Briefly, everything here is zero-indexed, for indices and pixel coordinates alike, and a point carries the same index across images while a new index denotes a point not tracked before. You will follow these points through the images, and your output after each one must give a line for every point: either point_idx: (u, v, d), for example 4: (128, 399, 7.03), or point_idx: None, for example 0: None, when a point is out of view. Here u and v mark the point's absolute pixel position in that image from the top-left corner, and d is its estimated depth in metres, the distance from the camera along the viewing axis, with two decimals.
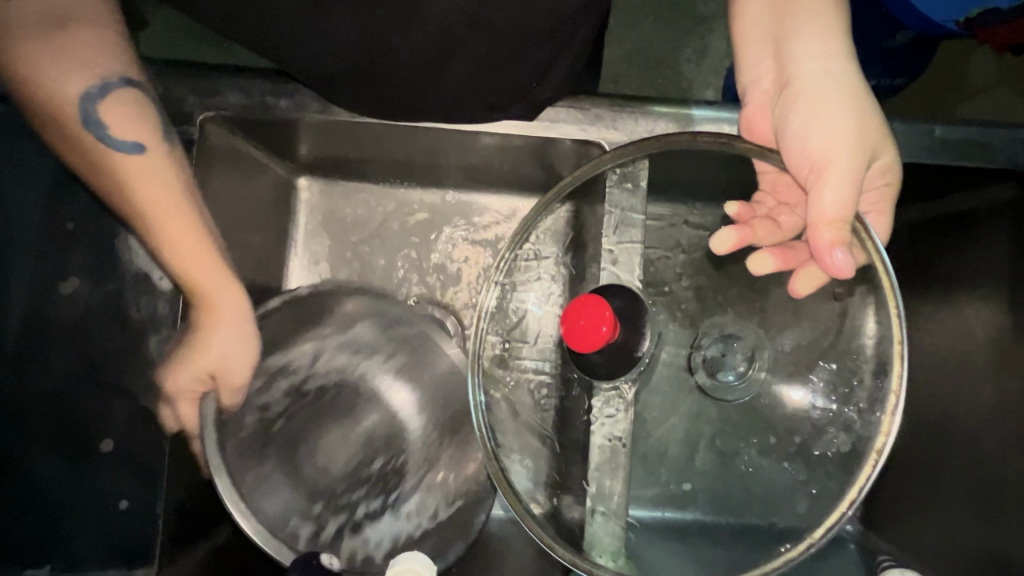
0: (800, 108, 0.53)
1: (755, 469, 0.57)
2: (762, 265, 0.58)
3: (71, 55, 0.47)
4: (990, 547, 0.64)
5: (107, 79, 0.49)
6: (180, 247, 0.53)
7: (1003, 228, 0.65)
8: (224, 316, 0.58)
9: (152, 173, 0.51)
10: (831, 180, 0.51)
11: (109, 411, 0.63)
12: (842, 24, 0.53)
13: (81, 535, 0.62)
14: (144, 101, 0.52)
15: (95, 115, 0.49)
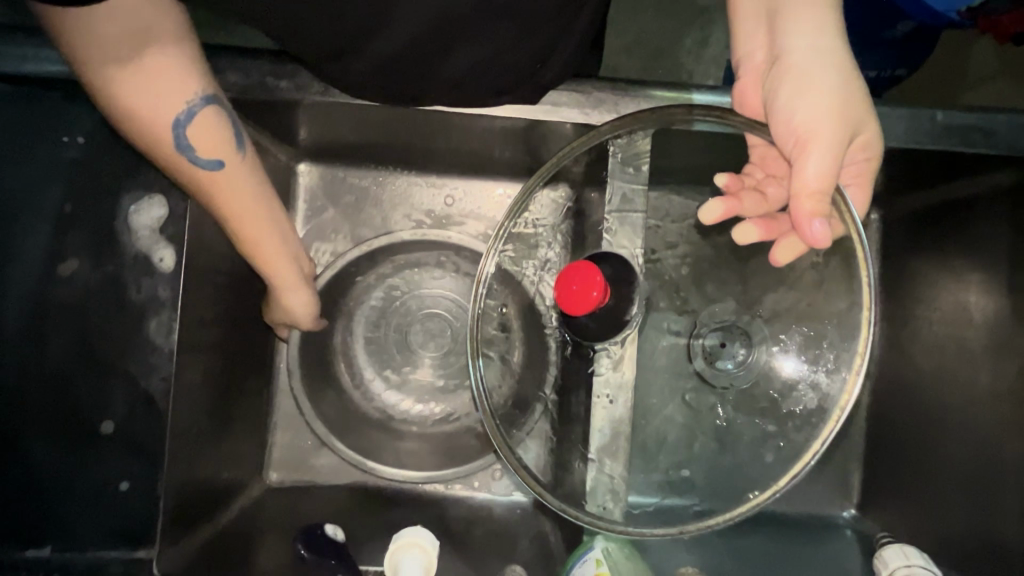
0: (787, 80, 0.53)
1: (729, 423, 0.63)
2: (749, 234, 0.56)
3: (155, 77, 0.44)
4: (985, 529, 0.65)
5: (191, 102, 0.47)
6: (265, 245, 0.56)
7: (1001, 215, 0.66)
8: (293, 288, 0.62)
9: (239, 189, 0.51)
10: (815, 151, 0.50)
11: (107, 393, 0.60)
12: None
13: (80, 516, 0.60)
14: (223, 114, 0.49)
15: (184, 138, 0.47)
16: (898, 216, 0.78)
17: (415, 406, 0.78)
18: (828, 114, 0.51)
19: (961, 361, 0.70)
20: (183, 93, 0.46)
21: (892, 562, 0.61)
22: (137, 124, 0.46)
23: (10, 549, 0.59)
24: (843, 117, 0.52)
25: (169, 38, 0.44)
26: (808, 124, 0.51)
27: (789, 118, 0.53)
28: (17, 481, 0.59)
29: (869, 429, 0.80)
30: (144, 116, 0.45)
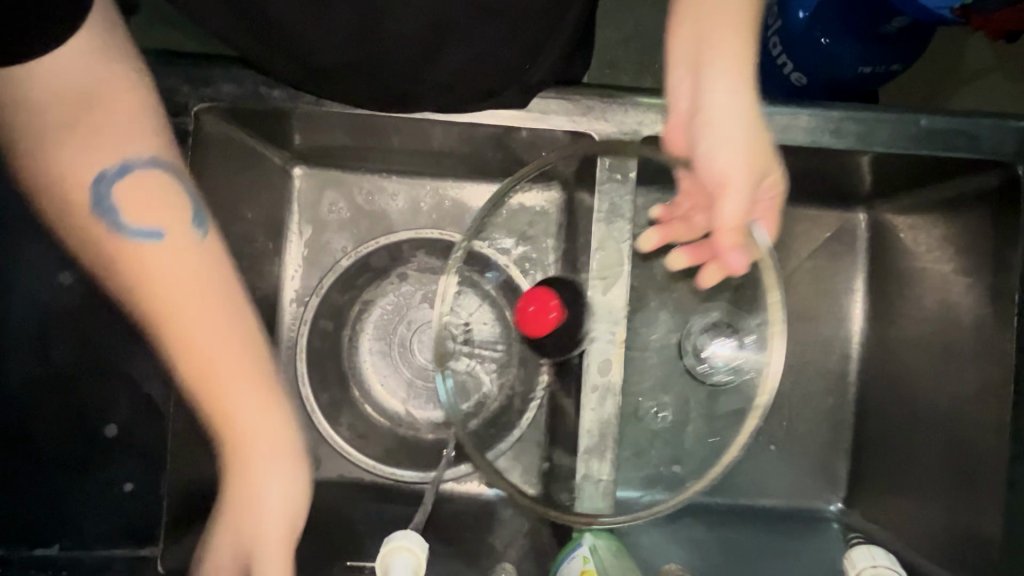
0: (711, 131, 0.50)
1: (702, 411, 0.73)
2: (681, 260, 0.65)
3: (96, 136, 0.47)
4: (968, 522, 0.67)
5: (130, 157, 0.48)
6: (228, 380, 0.48)
7: (987, 216, 0.67)
8: (250, 470, 0.49)
9: (180, 266, 0.48)
10: (731, 197, 0.51)
11: (110, 395, 0.59)
12: (751, 53, 0.49)
13: (85, 517, 0.58)
14: (172, 180, 0.50)
15: (110, 198, 0.47)
16: (886, 217, 0.79)
17: (408, 411, 0.77)
18: (745, 167, 0.51)
19: (949, 358, 0.71)
20: (122, 146, 0.48)
21: (860, 563, 0.60)
22: (64, 188, 0.47)
23: (14, 548, 0.57)
24: (756, 167, 0.52)
25: (118, 98, 0.48)
26: (726, 177, 0.51)
27: (712, 168, 0.51)
28: (25, 482, 0.58)
29: (859, 425, 0.81)
30: (70, 182, 0.47)
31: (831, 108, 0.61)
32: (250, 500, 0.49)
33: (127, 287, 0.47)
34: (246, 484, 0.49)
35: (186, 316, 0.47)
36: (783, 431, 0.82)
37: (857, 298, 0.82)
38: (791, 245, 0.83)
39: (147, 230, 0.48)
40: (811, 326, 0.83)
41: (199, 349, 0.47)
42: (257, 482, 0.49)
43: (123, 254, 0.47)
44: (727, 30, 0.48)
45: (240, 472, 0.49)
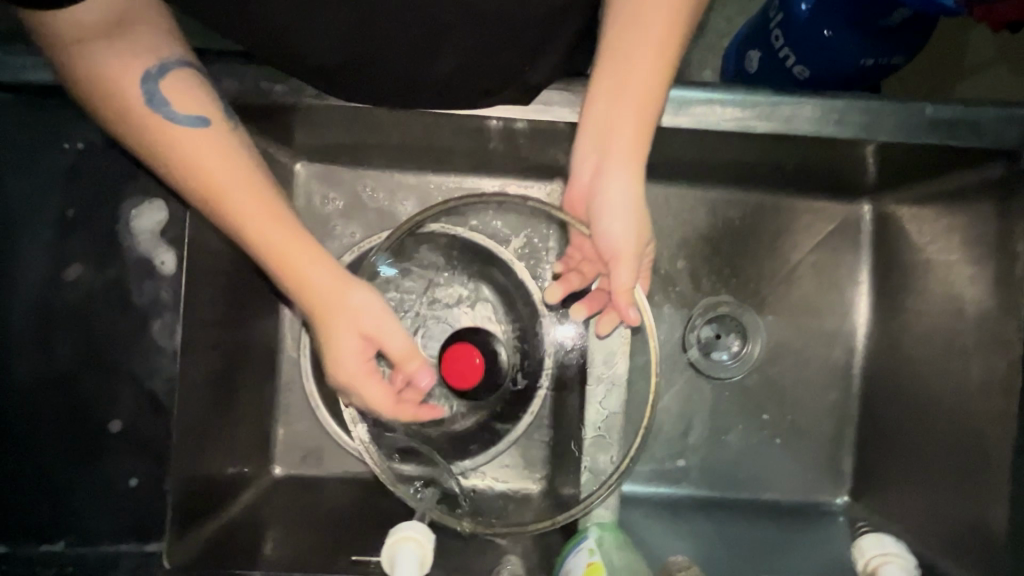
0: (605, 209, 0.54)
1: (702, 403, 0.83)
2: (578, 313, 0.65)
3: (130, 46, 0.45)
4: (969, 517, 0.66)
5: (163, 59, 0.47)
6: (287, 243, 0.48)
7: (992, 207, 0.65)
8: (337, 302, 0.50)
9: (225, 146, 0.46)
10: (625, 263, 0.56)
11: (114, 391, 0.58)
12: (644, 142, 0.54)
13: (91, 514, 0.58)
14: (198, 78, 0.49)
15: (159, 93, 0.46)
16: (890, 208, 0.80)
17: None
18: (634, 242, 0.55)
19: (952, 350, 0.70)
20: (152, 50, 0.46)
21: (868, 551, 0.59)
22: (109, 95, 0.44)
23: (23, 543, 0.58)
24: (643, 239, 0.56)
25: (140, 19, 0.46)
26: (619, 250, 0.55)
27: (609, 240, 0.55)
28: (30, 480, 0.58)
29: (865, 418, 0.81)
30: (116, 86, 0.44)
31: (834, 98, 0.60)
32: (350, 323, 0.51)
33: (190, 178, 0.46)
34: (342, 313, 0.50)
35: (240, 195, 0.46)
36: (787, 426, 0.83)
37: (862, 292, 0.84)
38: (795, 237, 0.84)
39: (191, 118, 0.46)
40: (815, 320, 0.84)
41: (256, 221, 0.47)
42: (350, 303, 0.51)
43: (173, 142, 0.45)
44: (623, 121, 0.53)
45: (329, 304, 0.50)
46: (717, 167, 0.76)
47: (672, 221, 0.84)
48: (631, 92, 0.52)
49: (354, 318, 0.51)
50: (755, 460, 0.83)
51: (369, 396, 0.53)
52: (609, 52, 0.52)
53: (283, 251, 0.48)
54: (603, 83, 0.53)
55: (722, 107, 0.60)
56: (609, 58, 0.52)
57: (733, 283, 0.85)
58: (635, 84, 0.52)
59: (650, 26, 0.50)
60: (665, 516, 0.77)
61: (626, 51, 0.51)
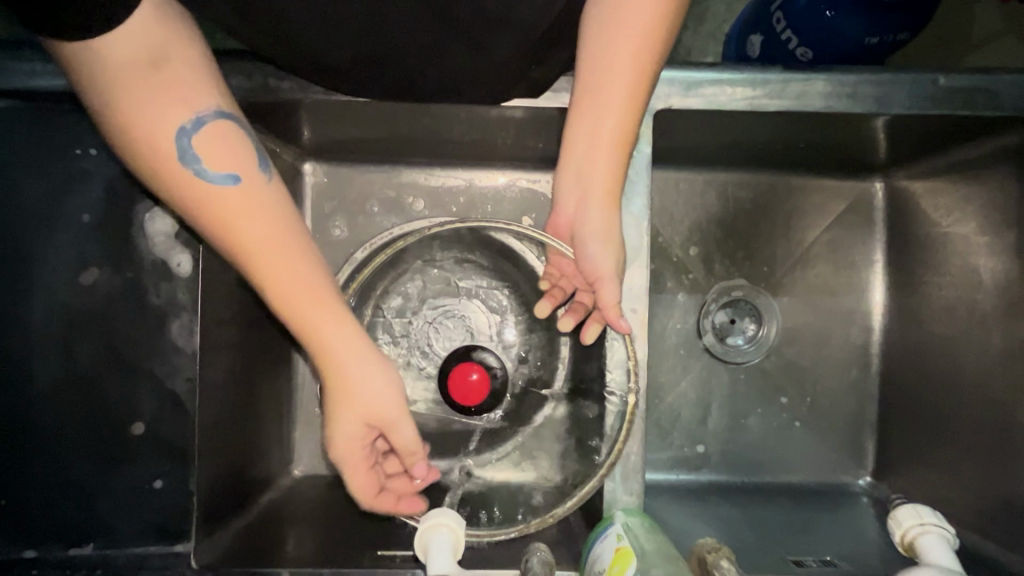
0: (590, 236, 0.58)
1: (718, 388, 0.83)
2: (565, 324, 0.66)
3: (170, 90, 0.43)
4: (998, 489, 0.65)
5: (200, 110, 0.45)
6: (313, 311, 0.48)
7: (1009, 173, 0.64)
8: (346, 384, 0.50)
9: (259, 212, 0.45)
10: (607, 283, 0.58)
11: (135, 395, 0.59)
12: (619, 172, 0.57)
13: (117, 516, 0.58)
14: (236, 129, 0.47)
15: (192, 150, 0.44)
16: (903, 184, 0.79)
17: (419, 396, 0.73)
18: (614, 261, 0.58)
19: (972, 324, 0.70)
20: (191, 102, 0.44)
21: (906, 521, 0.56)
22: (145, 142, 0.43)
23: (53, 547, 0.58)
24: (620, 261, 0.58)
25: (178, 56, 0.43)
26: (600, 269, 0.58)
27: (590, 262, 0.58)
28: (56, 485, 0.58)
29: (885, 396, 0.81)
30: (149, 134, 0.43)
31: (845, 70, 0.60)
32: (360, 407, 0.50)
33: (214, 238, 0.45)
34: (351, 390, 0.50)
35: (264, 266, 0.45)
36: (806, 408, 0.83)
37: (877, 270, 0.83)
38: (807, 218, 0.84)
39: (225, 177, 0.45)
40: (831, 301, 0.84)
41: (282, 295, 0.47)
42: (367, 375, 0.50)
43: (204, 203, 0.44)
44: (600, 152, 0.55)
45: (348, 376, 0.49)
46: (727, 149, 0.76)
47: (682, 207, 0.83)
48: (608, 126, 0.54)
49: (371, 391, 0.50)
50: (775, 443, 0.82)
51: (360, 479, 0.53)
52: (582, 90, 0.55)
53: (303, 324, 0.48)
54: (581, 120, 0.55)
55: (731, 86, 0.60)
56: (583, 97, 0.55)
57: (746, 267, 0.84)
58: (602, 121, 0.54)
59: (621, 69, 0.52)
60: (688, 502, 0.77)
61: (601, 91, 0.54)
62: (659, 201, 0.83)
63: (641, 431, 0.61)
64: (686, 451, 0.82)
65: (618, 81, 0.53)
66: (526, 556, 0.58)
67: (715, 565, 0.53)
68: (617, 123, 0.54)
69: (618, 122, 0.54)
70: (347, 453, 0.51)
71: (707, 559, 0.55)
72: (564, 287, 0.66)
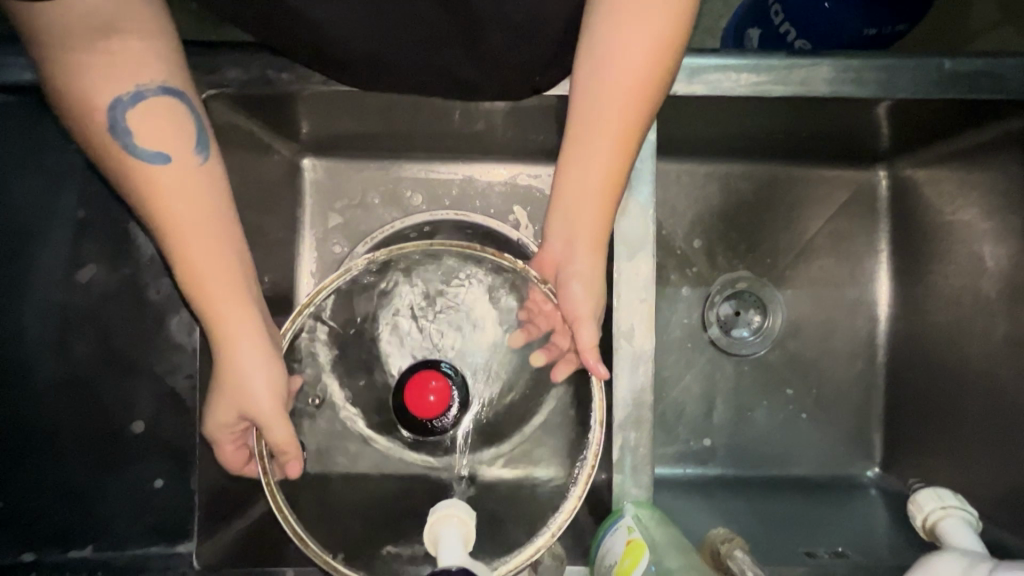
0: (578, 276, 0.55)
1: (723, 381, 0.82)
2: (538, 358, 0.64)
3: (118, 62, 0.44)
4: (1009, 478, 0.64)
5: (142, 86, 0.46)
6: (221, 297, 0.49)
7: (1014, 158, 0.64)
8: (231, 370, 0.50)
9: (188, 195, 0.47)
10: (585, 324, 0.55)
11: (133, 393, 0.58)
12: (605, 211, 0.54)
13: (117, 518, 0.57)
14: (181, 108, 0.48)
15: (126, 123, 0.45)
16: (906, 173, 0.79)
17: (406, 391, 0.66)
18: (593, 304, 0.55)
19: (978, 311, 0.69)
20: (133, 76, 0.45)
21: (928, 505, 0.54)
22: (80, 103, 0.45)
23: (51, 549, 0.57)
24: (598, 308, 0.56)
25: (133, 24, 0.44)
26: (578, 310, 0.55)
27: (571, 301, 0.56)
28: (53, 487, 0.57)
29: (892, 386, 0.80)
30: (88, 96, 0.44)
31: (848, 54, 0.59)
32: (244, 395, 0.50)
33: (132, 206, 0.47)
34: (235, 376, 0.50)
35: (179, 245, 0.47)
36: (812, 400, 0.82)
37: (882, 260, 0.83)
38: (811, 208, 0.83)
39: (153, 154, 0.46)
40: (836, 292, 0.83)
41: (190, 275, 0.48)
42: (258, 364, 0.50)
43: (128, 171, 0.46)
44: (588, 186, 0.54)
45: (240, 363, 0.50)
46: (729, 139, 0.75)
47: (684, 199, 0.83)
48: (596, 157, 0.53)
49: (255, 379, 0.50)
50: (781, 435, 0.81)
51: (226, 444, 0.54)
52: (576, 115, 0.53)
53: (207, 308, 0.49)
54: (574, 142, 0.54)
55: (736, 72, 0.59)
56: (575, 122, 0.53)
57: (749, 259, 0.83)
58: (591, 149, 0.53)
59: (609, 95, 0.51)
60: (695, 496, 0.76)
61: (587, 113, 0.52)
62: (661, 193, 0.82)
63: (649, 422, 0.59)
64: (692, 444, 0.81)
65: (602, 109, 0.51)
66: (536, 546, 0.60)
67: (729, 555, 0.53)
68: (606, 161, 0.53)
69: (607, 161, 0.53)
70: (218, 428, 0.52)
71: (720, 549, 0.54)
72: (542, 323, 0.63)
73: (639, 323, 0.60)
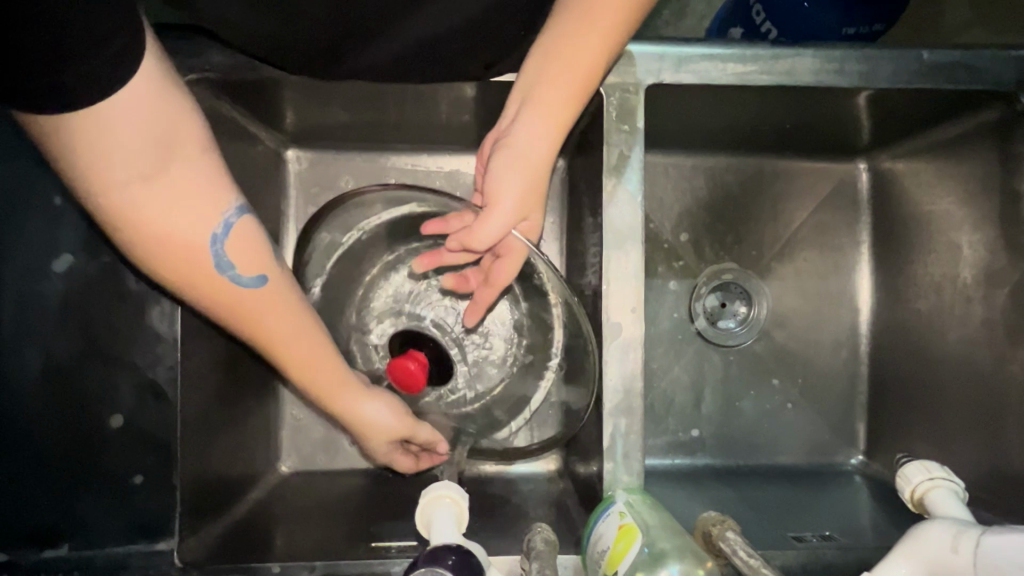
0: (506, 156, 0.53)
1: (711, 371, 0.83)
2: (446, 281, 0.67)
3: (200, 202, 0.44)
4: (989, 461, 0.66)
5: (226, 213, 0.45)
6: (335, 376, 0.54)
7: (992, 147, 0.65)
8: (365, 418, 0.57)
9: (284, 300, 0.49)
10: (494, 216, 0.54)
11: (112, 386, 0.56)
12: (569, 117, 0.53)
13: (95, 514, 0.55)
14: (252, 219, 0.48)
15: (223, 254, 0.45)
16: (888, 165, 0.80)
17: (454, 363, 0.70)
18: (518, 200, 0.54)
19: (956, 297, 0.71)
20: (217, 206, 0.45)
21: (915, 477, 0.55)
22: (172, 246, 0.43)
23: (26, 549, 0.55)
24: (528, 213, 0.55)
25: (195, 142, 0.43)
26: (499, 197, 0.53)
27: (496, 187, 0.53)
28: (29, 483, 0.55)
29: (874, 376, 0.81)
30: (180, 238, 0.43)
31: (833, 45, 0.60)
32: (393, 433, 0.59)
33: (236, 322, 0.48)
34: (371, 427, 0.58)
35: (279, 340, 0.50)
36: (798, 390, 0.83)
37: (863, 252, 0.84)
38: (793, 202, 0.84)
39: (250, 278, 0.47)
40: (820, 284, 0.84)
41: (305, 359, 0.51)
42: (378, 404, 0.57)
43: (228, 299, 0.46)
44: (558, 89, 0.52)
45: (364, 410, 0.57)
46: (716, 132, 0.76)
47: (671, 191, 0.83)
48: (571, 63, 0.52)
49: (382, 414, 0.57)
50: (769, 425, 0.82)
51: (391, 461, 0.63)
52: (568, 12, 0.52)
53: (326, 382, 0.54)
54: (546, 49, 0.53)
55: (723, 62, 0.60)
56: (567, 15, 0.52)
57: (735, 250, 0.84)
58: (566, 66, 0.52)
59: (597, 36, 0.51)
60: (685, 485, 0.77)
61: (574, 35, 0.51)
62: (648, 186, 0.83)
63: (641, 410, 0.59)
64: (681, 435, 0.82)
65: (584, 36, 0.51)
66: (529, 535, 0.55)
67: (722, 537, 0.52)
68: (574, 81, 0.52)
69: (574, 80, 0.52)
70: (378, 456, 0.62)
71: (713, 531, 0.54)
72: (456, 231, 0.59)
73: (629, 312, 0.60)
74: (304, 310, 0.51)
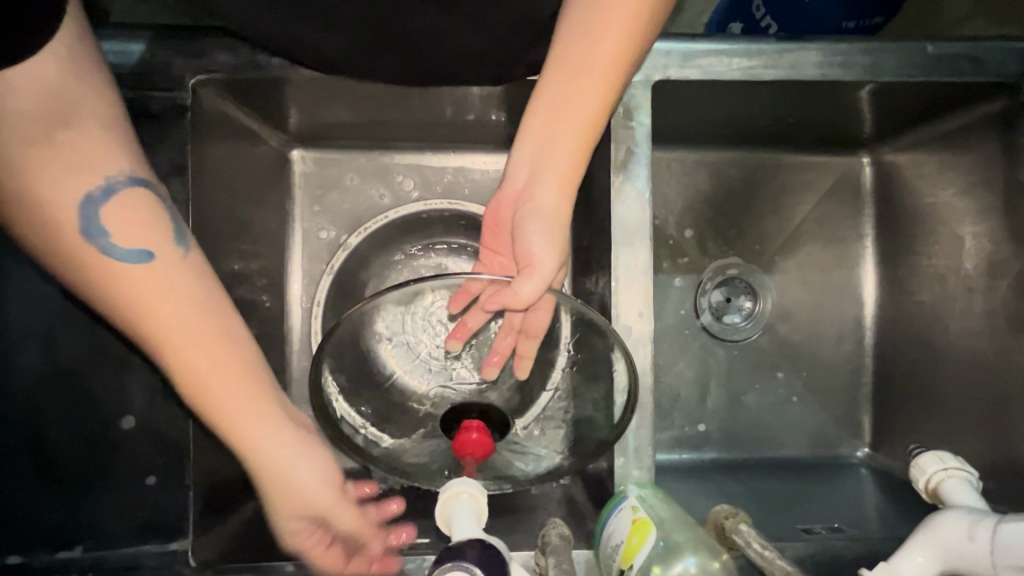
0: (534, 217, 0.52)
1: (716, 366, 0.83)
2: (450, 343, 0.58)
3: (81, 167, 0.45)
4: (994, 452, 0.67)
5: (112, 179, 0.46)
6: (237, 406, 0.47)
7: (994, 139, 0.66)
8: (268, 473, 0.49)
9: (177, 291, 0.46)
10: (534, 274, 0.50)
11: (123, 388, 0.56)
12: (582, 163, 0.52)
13: (110, 512, 0.56)
14: (150, 198, 0.48)
15: (102, 224, 0.45)
16: (891, 158, 0.80)
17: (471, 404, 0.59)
18: (550, 248, 0.52)
19: (959, 289, 0.71)
20: (100, 171, 0.45)
21: (929, 467, 0.55)
22: (48, 215, 0.44)
23: (38, 551, 0.54)
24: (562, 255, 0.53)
25: (84, 107, 0.45)
26: (534, 257, 0.51)
27: (529, 248, 0.52)
28: (43, 484, 0.55)
29: (879, 369, 0.82)
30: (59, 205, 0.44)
31: (838, 39, 0.61)
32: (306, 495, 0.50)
33: (130, 324, 0.45)
34: (282, 485, 0.50)
35: (182, 350, 0.45)
36: (802, 383, 0.83)
37: (867, 245, 0.84)
38: (796, 196, 0.85)
39: (134, 252, 0.45)
40: (824, 277, 0.85)
41: (217, 380, 0.46)
42: (296, 456, 0.50)
43: (104, 274, 0.44)
44: (563, 125, 0.51)
45: (276, 462, 0.49)
46: (720, 126, 0.76)
47: (675, 187, 0.84)
48: (578, 94, 0.50)
49: (296, 469, 0.50)
50: (774, 418, 0.83)
51: (303, 539, 0.53)
52: (566, 37, 0.50)
53: (227, 416, 0.47)
54: (546, 92, 0.52)
55: (729, 57, 0.60)
56: (565, 38, 0.50)
57: (738, 245, 0.85)
58: (577, 99, 0.50)
59: (604, 53, 0.48)
60: (693, 480, 0.77)
61: (577, 65, 0.50)
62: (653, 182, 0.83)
63: (650, 405, 0.60)
64: (687, 430, 0.82)
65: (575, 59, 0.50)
66: (543, 530, 0.56)
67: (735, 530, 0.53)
68: (587, 112, 0.50)
69: (586, 110, 0.50)
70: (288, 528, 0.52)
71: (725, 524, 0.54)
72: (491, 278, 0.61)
73: (637, 309, 0.60)
74: (218, 311, 0.47)
